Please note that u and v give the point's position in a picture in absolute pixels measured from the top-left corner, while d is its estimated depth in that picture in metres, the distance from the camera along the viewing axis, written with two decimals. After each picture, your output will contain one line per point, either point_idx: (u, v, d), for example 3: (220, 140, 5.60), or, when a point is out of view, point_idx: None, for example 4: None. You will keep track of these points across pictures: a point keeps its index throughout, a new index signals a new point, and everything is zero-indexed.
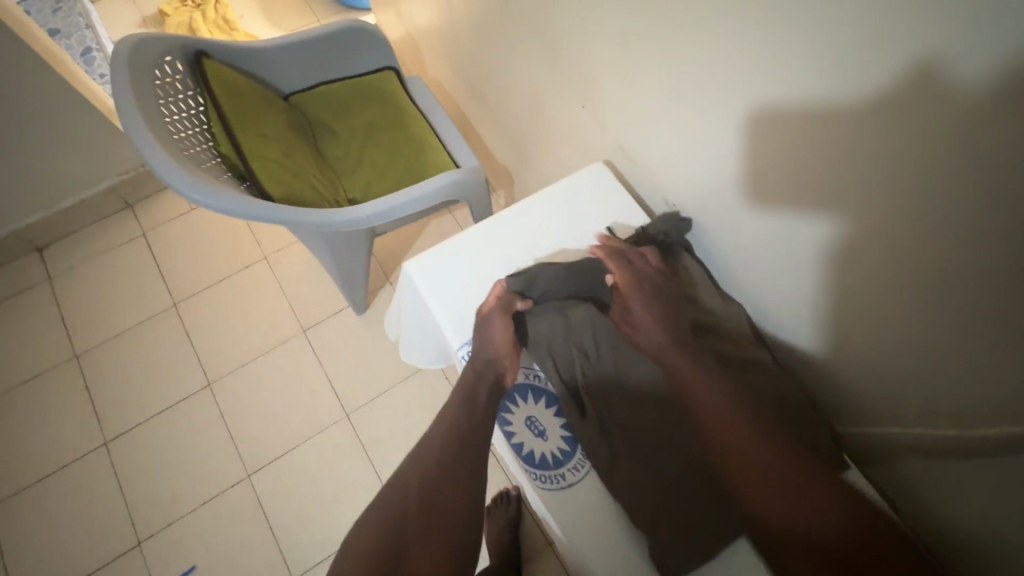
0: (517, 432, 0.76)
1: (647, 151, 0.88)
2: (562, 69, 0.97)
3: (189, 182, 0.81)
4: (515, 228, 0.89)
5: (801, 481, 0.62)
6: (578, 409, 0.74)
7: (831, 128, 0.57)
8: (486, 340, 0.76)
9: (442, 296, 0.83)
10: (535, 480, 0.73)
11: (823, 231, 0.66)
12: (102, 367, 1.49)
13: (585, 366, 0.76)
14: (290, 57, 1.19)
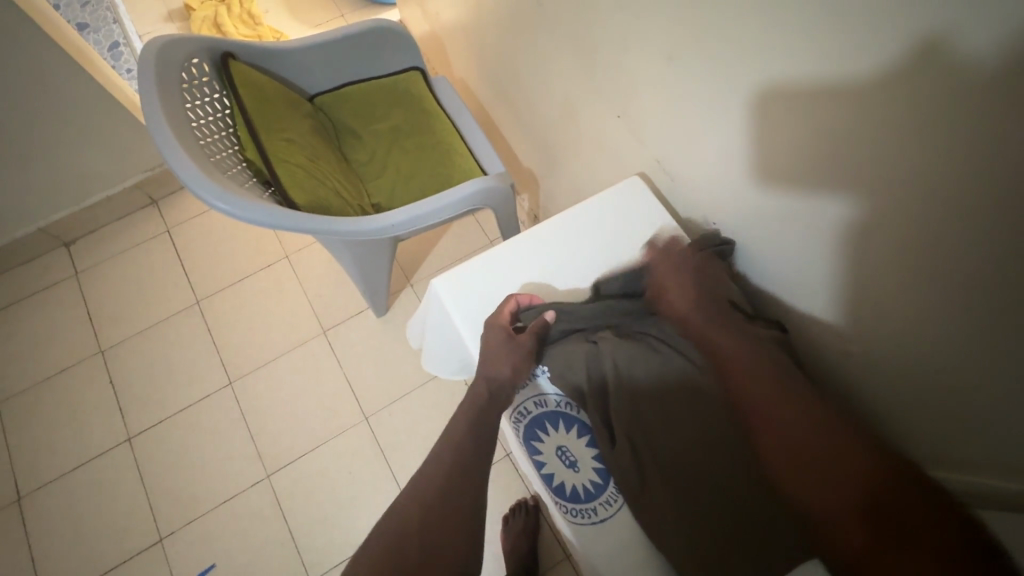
0: (548, 463, 0.73)
1: (685, 166, 0.84)
2: (594, 75, 0.93)
3: (214, 191, 0.79)
4: (545, 246, 0.87)
5: (834, 459, 0.57)
6: (609, 438, 0.70)
7: (887, 153, 0.53)
8: (493, 362, 0.73)
9: (469, 314, 0.81)
10: (567, 514, 0.70)
11: (875, 263, 0.62)
12: (126, 363, 1.51)
13: (619, 387, 0.71)
14: (315, 58, 1.16)
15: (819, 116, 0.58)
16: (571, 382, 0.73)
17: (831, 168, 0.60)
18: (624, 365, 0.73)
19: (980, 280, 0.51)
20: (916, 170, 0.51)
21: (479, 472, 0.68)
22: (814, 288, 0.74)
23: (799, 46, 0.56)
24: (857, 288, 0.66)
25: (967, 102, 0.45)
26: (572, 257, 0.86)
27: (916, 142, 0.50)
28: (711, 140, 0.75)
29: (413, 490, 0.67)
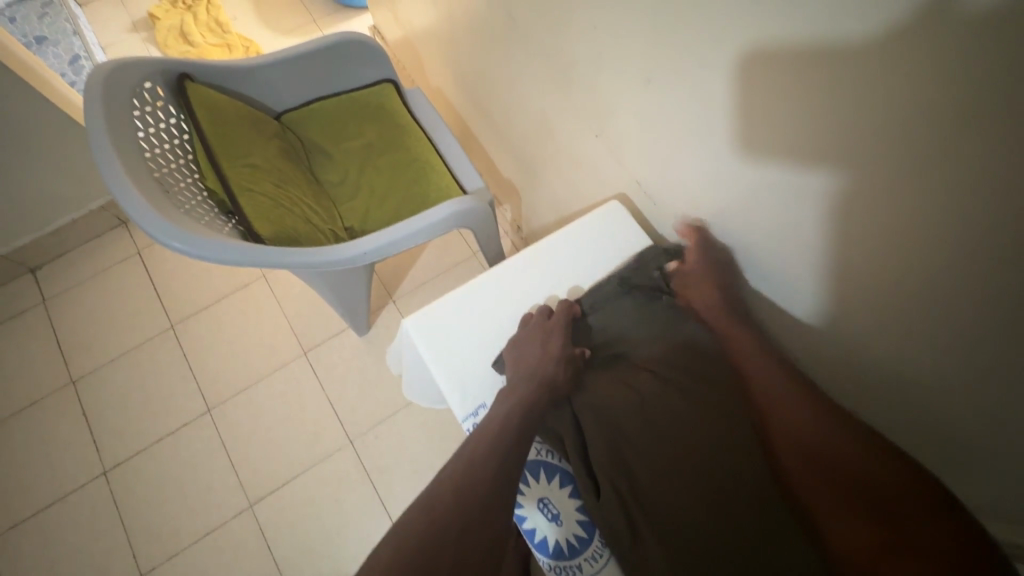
0: (529, 516, 0.68)
1: (668, 185, 0.81)
2: (571, 89, 0.89)
3: (168, 229, 0.74)
4: (522, 278, 0.83)
5: (845, 454, 0.59)
6: (592, 487, 0.66)
7: (890, 179, 0.50)
8: (534, 352, 0.73)
9: (442, 354, 0.77)
10: (549, 571, 0.66)
11: (874, 289, 0.59)
12: (100, 393, 1.46)
13: (602, 426, 0.69)
14: (280, 74, 1.11)
15: (814, 139, 0.55)
16: (551, 429, 0.71)
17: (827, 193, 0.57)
18: (605, 403, 0.71)
19: (998, 315, 0.48)
20: (923, 200, 0.48)
21: (505, 478, 0.60)
22: (806, 314, 0.71)
23: (791, 65, 0.52)
24: (858, 316, 0.63)
25: (981, 129, 0.41)
26: (552, 287, 0.83)
27: (926, 168, 0.46)
28: (697, 159, 0.72)
29: (437, 491, 0.60)
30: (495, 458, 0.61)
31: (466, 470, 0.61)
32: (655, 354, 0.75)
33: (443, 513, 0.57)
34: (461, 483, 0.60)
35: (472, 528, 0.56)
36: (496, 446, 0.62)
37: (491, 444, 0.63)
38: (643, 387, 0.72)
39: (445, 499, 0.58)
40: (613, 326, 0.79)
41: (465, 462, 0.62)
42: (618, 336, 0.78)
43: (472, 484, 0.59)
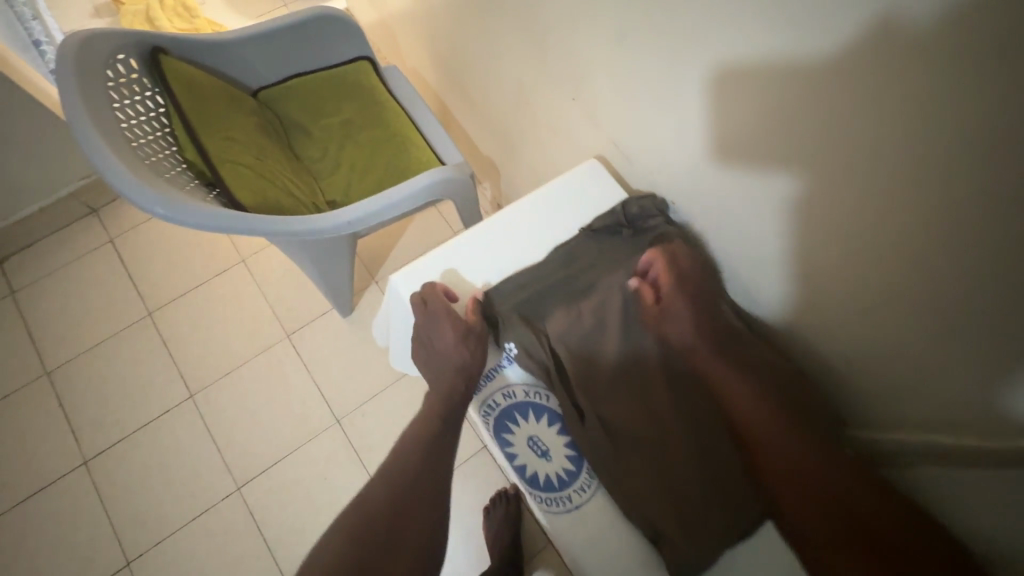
0: (519, 454, 0.70)
1: (641, 145, 0.84)
2: (545, 57, 0.92)
3: (151, 196, 0.75)
4: (510, 231, 0.77)
5: (822, 471, 0.58)
6: (574, 411, 0.67)
7: (841, 125, 0.52)
8: (438, 350, 0.71)
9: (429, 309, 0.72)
10: (541, 504, 0.67)
11: (822, 234, 0.62)
12: (76, 384, 1.43)
13: (574, 364, 0.67)
14: (254, 50, 1.11)
15: (762, 90, 0.58)
16: (535, 363, 0.68)
17: (780, 146, 0.60)
18: (581, 336, 0.69)
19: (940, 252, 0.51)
20: (870, 145, 0.51)
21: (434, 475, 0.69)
22: (762, 266, 0.75)
23: (750, 21, 0.55)
24: (812, 269, 0.67)
25: (922, 72, 0.44)
26: (535, 242, 0.75)
27: (872, 114, 0.49)
28: (665, 120, 0.75)
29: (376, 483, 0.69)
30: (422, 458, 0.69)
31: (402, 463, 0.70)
32: (621, 295, 0.70)
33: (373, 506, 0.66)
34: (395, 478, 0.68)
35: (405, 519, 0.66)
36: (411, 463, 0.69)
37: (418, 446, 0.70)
38: (601, 335, 0.69)
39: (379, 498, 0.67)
40: (597, 257, 0.73)
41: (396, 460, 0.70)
42: (597, 266, 0.72)
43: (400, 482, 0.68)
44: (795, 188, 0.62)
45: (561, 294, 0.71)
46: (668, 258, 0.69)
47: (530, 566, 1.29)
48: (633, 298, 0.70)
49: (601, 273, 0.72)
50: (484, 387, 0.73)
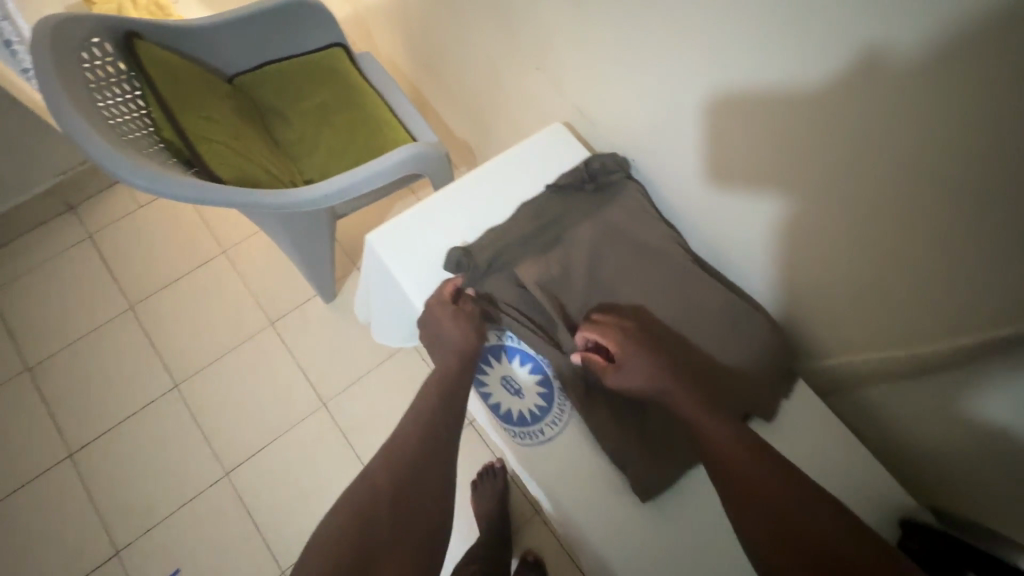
0: (494, 393, 0.73)
1: (606, 109, 0.89)
2: (512, 31, 0.96)
3: (130, 168, 0.77)
4: (478, 190, 0.79)
5: (800, 514, 0.54)
6: (551, 344, 0.69)
7: (792, 64, 0.59)
8: (443, 343, 0.70)
9: (406, 261, 0.74)
10: (514, 438, 0.71)
11: (777, 166, 0.67)
12: (59, 378, 1.43)
13: (541, 306, 0.70)
14: (228, 36, 1.13)
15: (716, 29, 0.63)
16: (501, 308, 0.71)
17: (738, 91, 0.66)
18: (553, 278, 0.71)
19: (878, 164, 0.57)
20: (819, 78, 0.57)
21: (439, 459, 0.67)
22: (724, 210, 0.80)
23: None
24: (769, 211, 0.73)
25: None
26: (502, 200, 0.78)
27: (818, 50, 0.56)
28: (628, 78, 0.80)
29: (379, 465, 0.66)
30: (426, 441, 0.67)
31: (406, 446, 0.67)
32: (588, 246, 0.73)
33: (378, 488, 0.63)
34: (397, 459, 0.66)
35: (411, 500, 0.63)
36: (415, 454, 0.66)
37: (420, 430, 0.68)
38: (568, 280, 0.72)
39: (383, 480, 0.64)
40: (564, 206, 0.76)
41: (399, 442, 0.68)
42: (563, 214, 0.75)
43: (404, 463, 0.66)
44: (750, 133, 0.68)
45: (525, 245, 0.73)
46: (629, 216, 0.75)
47: (518, 536, 1.32)
48: (600, 249, 0.73)
49: (566, 223, 0.75)
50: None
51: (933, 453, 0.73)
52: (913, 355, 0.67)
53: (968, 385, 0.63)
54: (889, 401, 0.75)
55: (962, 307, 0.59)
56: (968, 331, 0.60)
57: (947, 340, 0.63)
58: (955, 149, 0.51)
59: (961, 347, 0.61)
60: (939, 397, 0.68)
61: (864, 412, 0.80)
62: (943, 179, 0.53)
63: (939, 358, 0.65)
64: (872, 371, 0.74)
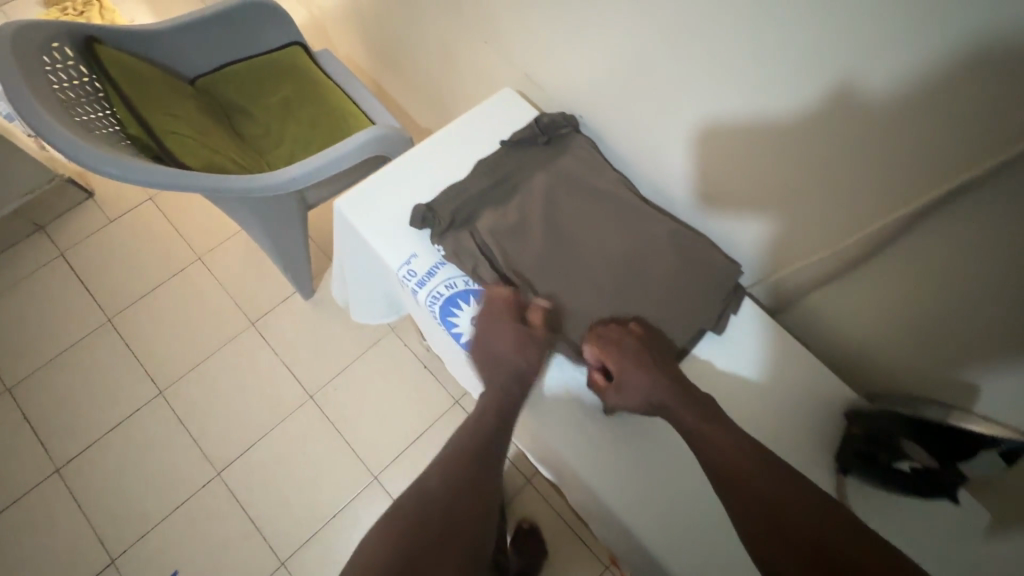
0: (464, 333, 0.74)
1: (554, 73, 0.95)
2: (461, 11, 1.01)
3: (101, 158, 0.81)
4: (436, 154, 0.83)
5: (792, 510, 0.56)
6: (510, 288, 0.73)
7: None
8: (499, 348, 0.70)
9: (374, 223, 0.77)
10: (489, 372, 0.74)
11: (715, 95, 0.73)
12: (40, 396, 1.42)
13: (499, 250, 0.74)
14: (187, 39, 1.16)
15: None
16: (466, 259, 0.74)
17: (673, 33, 0.72)
18: (509, 227, 0.75)
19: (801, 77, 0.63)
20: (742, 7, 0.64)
21: (485, 473, 0.67)
22: (670, 155, 0.87)
23: None
24: (705, 148, 0.81)
25: None
26: (460, 161, 0.83)
27: None
28: (573, 37, 0.86)
29: (422, 483, 0.66)
30: (472, 456, 0.67)
31: (454, 460, 0.67)
32: (544, 191, 0.78)
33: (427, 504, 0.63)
34: (447, 473, 0.66)
35: (459, 520, 0.62)
36: (461, 470, 0.66)
37: (466, 443, 0.69)
38: (526, 224, 0.76)
39: (432, 495, 0.64)
40: (518, 160, 0.81)
41: (445, 458, 0.68)
42: (518, 166, 0.80)
43: (452, 477, 0.66)
44: (687, 71, 0.74)
45: (482, 200, 0.77)
46: (579, 162, 0.81)
47: (511, 505, 1.35)
48: (554, 196, 0.78)
49: (518, 178, 0.80)
50: (429, 282, 0.75)
51: (866, 351, 0.81)
52: (833, 262, 0.75)
53: (878, 272, 0.72)
54: (825, 308, 0.83)
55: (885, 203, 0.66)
56: (874, 221, 0.68)
57: (856, 234, 0.71)
58: (853, 54, 0.58)
59: (866, 238, 0.69)
60: (866, 296, 0.76)
61: (809, 329, 0.88)
62: (847, 84, 0.61)
63: (853, 254, 0.73)
64: (805, 284, 0.82)
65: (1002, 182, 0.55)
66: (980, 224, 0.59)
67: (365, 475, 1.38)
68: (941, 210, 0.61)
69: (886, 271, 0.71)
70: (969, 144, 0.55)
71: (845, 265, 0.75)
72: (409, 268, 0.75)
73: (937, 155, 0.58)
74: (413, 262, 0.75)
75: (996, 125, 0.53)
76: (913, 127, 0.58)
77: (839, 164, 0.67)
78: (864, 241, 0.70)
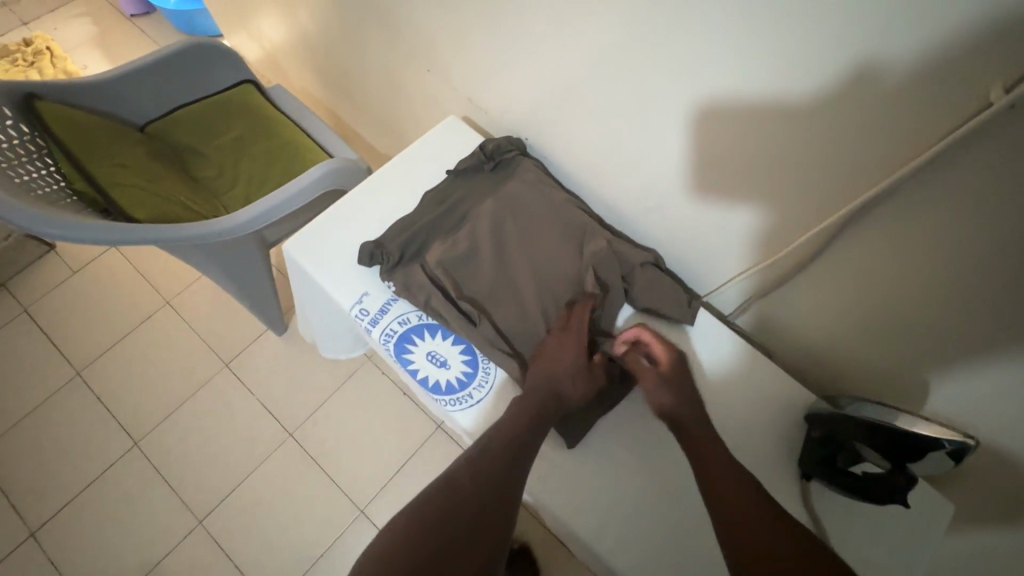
0: (420, 367, 0.74)
1: (501, 96, 0.95)
2: (406, 41, 1.02)
3: (39, 218, 0.79)
4: (384, 189, 0.84)
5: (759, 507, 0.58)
6: (467, 318, 0.73)
7: (650, 13, 0.66)
8: (557, 362, 0.71)
9: (324, 265, 0.77)
10: (444, 406, 0.73)
11: (658, 108, 0.74)
12: (10, 459, 1.38)
13: (450, 281, 0.75)
14: (133, 87, 1.15)
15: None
16: (417, 294, 0.74)
17: (611, 51, 0.73)
18: (456, 257, 0.76)
19: (739, 85, 0.65)
20: (674, 22, 0.65)
21: (514, 478, 0.63)
22: (621, 169, 0.88)
23: None
24: (653, 160, 0.82)
25: None
26: (406, 193, 0.84)
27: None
28: (516, 61, 0.87)
29: (450, 481, 0.62)
30: (503, 457, 0.64)
31: (484, 459, 0.64)
32: (490, 218, 0.80)
33: (454, 502, 0.59)
34: (476, 474, 0.62)
35: (484, 520, 0.59)
36: (492, 470, 0.63)
37: (499, 444, 0.65)
38: (477, 251, 0.78)
39: (460, 495, 0.60)
40: (465, 192, 0.83)
41: (475, 457, 0.65)
42: (461, 196, 0.83)
43: (481, 481, 0.62)
44: (629, 86, 0.75)
45: (429, 232, 0.79)
46: (525, 187, 0.83)
47: None
48: (502, 220, 0.80)
49: (466, 208, 0.82)
50: (382, 320, 0.76)
51: (821, 347, 0.84)
52: (776, 266, 0.78)
53: (819, 277, 0.75)
54: (776, 310, 0.85)
55: (833, 199, 0.66)
56: (811, 226, 0.70)
57: (797, 241, 0.73)
58: (783, 60, 0.59)
59: (806, 243, 0.72)
60: (814, 295, 0.78)
61: (767, 333, 0.91)
62: (777, 93, 0.62)
63: (797, 258, 0.75)
64: (754, 289, 0.85)
65: (933, 178, 0.57)
66: (915, 218, 0.61)
67: (350, 508, 1.36)
68: (877, 210, 0.63)
69: (828, 270, 0.73)
70: (897, 144, 0.57)
71: (786, 269, 0.77)
72: (361, 307, 0.76)
73: (874, 151, 0.59)
74: (365, 300, 0.76)
75: (921, 125, 0.55)
76: (848, 126, 0.60)
77: (784, 167, 0.68)
78: (808, 244, 0.72)
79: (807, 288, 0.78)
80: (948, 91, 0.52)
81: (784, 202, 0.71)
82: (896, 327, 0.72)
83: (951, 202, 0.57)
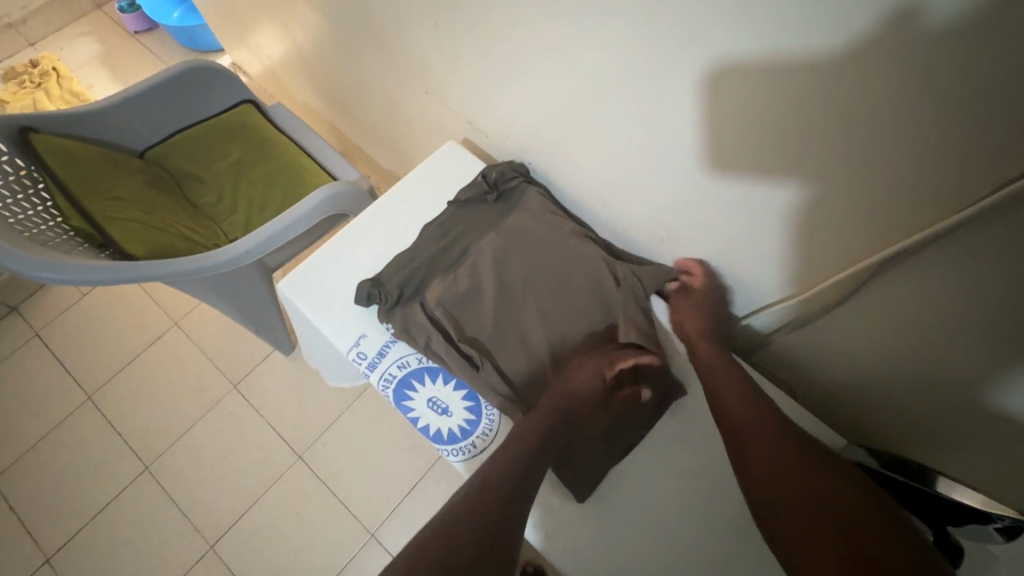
0: (420, 415, 0.75)
1: (506, 120, 0.92)
2: (404, 60, 0.98)
3: (32, 262, 0.77)
4: (383, 224, 0.85)
5: (806, 489, 0.59)
6: (469, 362, 0.74)
7: (659, 39, 0.61)
8: (575, 387, 0.71)
9: (322, 309, 0.78)
10: (445, 455, 0.74)
11: (671, 137, 0.70)
12: (24, 484, 1.39)
13: (449, 323, 0.75)
14: (130, 114, 1.13)
15: (584, 20, 0.66)
16: (415, 337, 0.75)
17: (619, 77, 0.69)
18: (452, 298, 0.77)
19: (757, 118, 0.60)
20: (684, 50, 0.60)
21: (516, 503, 0.62)
22: (632, 196, 0.84)
23: None
24: (668, 190, 0.78)
25: None
26: (405, 228, 0.85)
27: (677, 21, 0.58)
28: (521, 88, 0.83)
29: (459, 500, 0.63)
30: (508, 482, 0.63)
31: (490, 481, 0.64)
32: (494, 253, 0.80)
33: (460, 522, 0.60)
34: (483, 495, 0.62)
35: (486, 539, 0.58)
36: (497, 490, 0.63)
37: (507, 466, 0.65)
38: (478, 290, 0.78)
39: (465, 514, 0.60)
40: (466, 226, 0.83)
41: (480, 479, 0.65)
42: (459, 232, 0.83)
43: (486, 504, 0.61)
44: (639, 114, 0.71)
45: (427, 269, 0.81)
46: (527, 218, 0.82)
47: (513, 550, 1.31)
48: (504, 256, 0.80)
49: (467, 244, 0.82)
50: (380, 363, 0.77)
51: (852, 384, 0.80)
52: (804, 302, 0.74)
53: (845, 322, 0.73)
54: (803, 344, 0.82)
55: (866, 234, 0.61)
56: (834, 271, 0.68)
57: (827, 279, 0.69)
58: (804, 92, 0.54)
59: (831, 288, 0.69)
60: (847, 330, 0.74)
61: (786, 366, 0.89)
62: (799, 127, 0.57)
63: (824, 299, 0.72)
64: (780, 324, 0.81)
65: (972, 221, 0.52)
66: (957, 260, 0.56)
67: (359, 532, 1.34)
68: (919, 251, 0.59)
69: (863, 308, 0.70)
70: (939, 181, 0.52)
71: (813, 306, 0.74)
72: (359, 351, 0.77)
73: (913, 188, 0.54)
74: (362, 344, 0.77)
75: (968, 163, 0.50)
76: (882, 162, 0.55)
77: (811, 200, 0.63)
78: (842, 281, 0.67)
79: (838, 324, 0.75)
80: (982, 130, 0.47)
81: (811, 234, 0.67)
82: (923, 372, 0.69)
83: (997, 244, 0.52)
